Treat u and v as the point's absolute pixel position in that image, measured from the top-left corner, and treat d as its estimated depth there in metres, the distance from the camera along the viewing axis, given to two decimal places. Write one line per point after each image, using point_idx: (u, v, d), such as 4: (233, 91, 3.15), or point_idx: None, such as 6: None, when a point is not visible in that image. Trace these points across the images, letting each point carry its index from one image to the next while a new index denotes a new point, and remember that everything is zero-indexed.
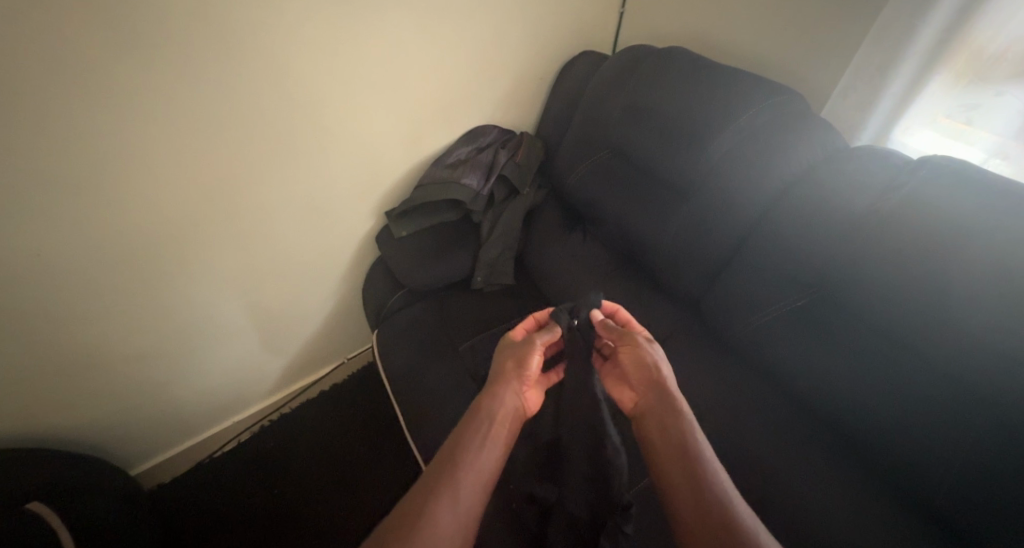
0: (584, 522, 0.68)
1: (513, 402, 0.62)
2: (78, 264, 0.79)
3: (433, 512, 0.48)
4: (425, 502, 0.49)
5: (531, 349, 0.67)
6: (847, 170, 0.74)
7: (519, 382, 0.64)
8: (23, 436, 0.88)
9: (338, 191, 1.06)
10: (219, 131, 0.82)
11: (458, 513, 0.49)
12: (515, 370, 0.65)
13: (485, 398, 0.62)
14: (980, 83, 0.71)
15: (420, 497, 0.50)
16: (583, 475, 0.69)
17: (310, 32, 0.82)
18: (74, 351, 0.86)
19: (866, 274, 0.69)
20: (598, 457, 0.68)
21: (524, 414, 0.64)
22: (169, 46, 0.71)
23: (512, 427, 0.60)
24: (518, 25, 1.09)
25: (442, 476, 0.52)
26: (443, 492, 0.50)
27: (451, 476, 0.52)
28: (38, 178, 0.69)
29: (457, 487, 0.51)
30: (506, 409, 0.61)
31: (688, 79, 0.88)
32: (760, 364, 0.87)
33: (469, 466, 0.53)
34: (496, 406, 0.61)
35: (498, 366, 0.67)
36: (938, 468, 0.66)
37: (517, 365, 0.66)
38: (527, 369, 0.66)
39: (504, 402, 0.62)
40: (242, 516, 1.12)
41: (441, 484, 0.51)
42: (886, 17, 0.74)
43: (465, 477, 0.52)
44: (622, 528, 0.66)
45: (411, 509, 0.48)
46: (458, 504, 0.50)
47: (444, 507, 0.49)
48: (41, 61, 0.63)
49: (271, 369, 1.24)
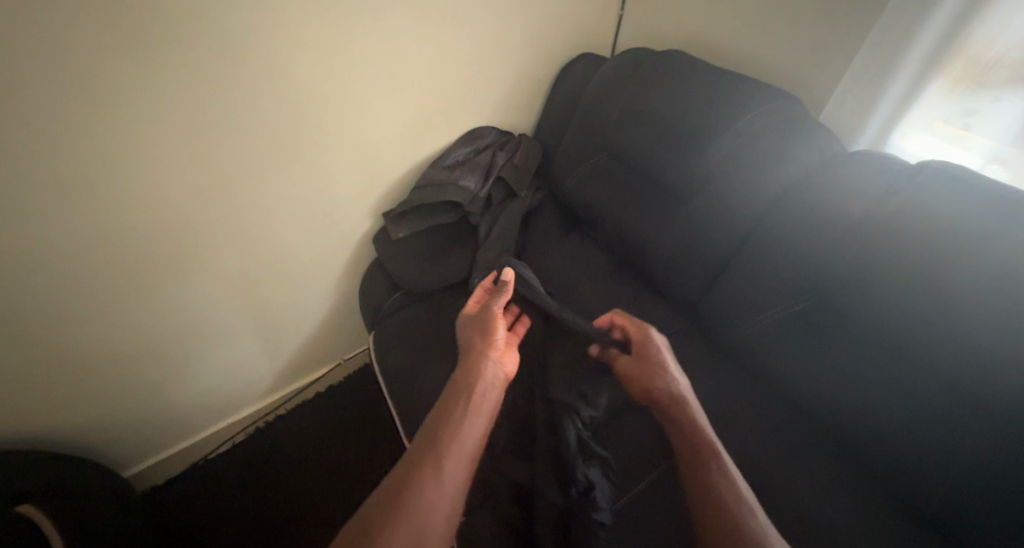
0: (556, 507, 0.67)
1: (490, 372, 0.65)
2: (71, 264, 0.78)
3: (420, 482, 0.48)
4: (410, 473, 0.50)
5: (492, 321, 0.74)
6: (844, 175, 0.75)
7: (491, 354, 0.68)
8: (12, 438, 0.86)
9: (337, 192, 1.06)
10: (216, 133, 0.82)
11: (446, 479, 0.50)
12: (485, 343, 0.70)
13: (460, 373, 0.65)
14: (977, 88, 0.71)
15: (406, 469, 0.50)
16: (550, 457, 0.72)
17: (308, 29, 0.82)
18: (69, 351, 0.85)
19: (865, 279, 0.69)
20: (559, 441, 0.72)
21: (503, 386, 0.66)
22: (164, 45, 0.70)
23: (494, 397, 0.63)
24: (518, 26, 1.09)
25: (426, 447, 0.52)
26: (428, 461, 0.51)
27: (437, 446, 0.52)
28: (26, 176, 0.68)
29: (443, 456, 0.52)
30: (483, 378, 0.64)
31: (685, 83, 0.88)
32: (757, 367, 0.87)
33: (453, 434, 0.54)
34: (473, 377, 0.63)
35: (467, 343, 0.72)
36: (936, 471, 0.66)
37: (487, 340, 0.70)
38: (495, 340, 0.70)
39: (480, 373, 0.64)
40: (236, 519, 1.11)
41: (425, 455, 0.51)
42: (885, 22, 0.75)
43: (448, 443, 0.53)
44: (594, 517, 0.64)
45: (397, 483, 0.49)
46: (445, 471, 0.50)
47: (432, 475, 0.50)
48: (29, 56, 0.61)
49: (268, 371, 1.23)
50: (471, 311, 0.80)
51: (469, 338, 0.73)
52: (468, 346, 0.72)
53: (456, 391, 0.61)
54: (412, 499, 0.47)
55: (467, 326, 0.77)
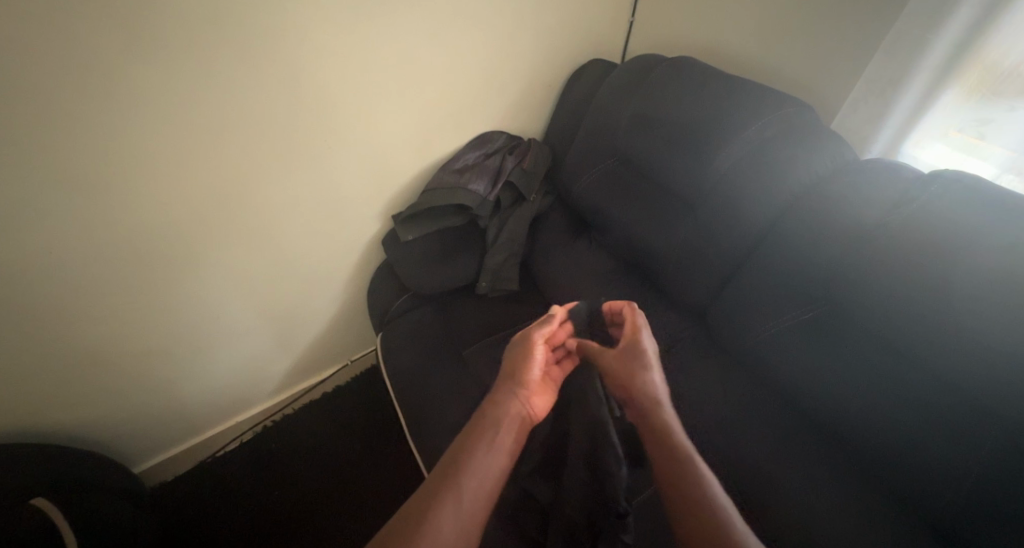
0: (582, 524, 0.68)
1: (518, 406, 0.62)
2: (85, 261, 0.80)
3: (436, 513, 0.48)
4: (426, 501, 0.50)
5: (533, 354, 0.68)
6: (857, 182, 0.74)
7: (521, 391, 0.64)
8: (26, 430, 0.88)
9: (348, 194, 1.07)
10: (228, 134, 0.83)
11: (462, 515, 0.49)
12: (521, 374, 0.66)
13: (486, 406, 0.61)
14: (992, 98, 0.70)
15: (423, 497, 0.50)
16: (581, 478, 0.69)
17: (322, 34, 0.83)
18: (83, 346, 0.87)
19: (876, 287, 0.69)
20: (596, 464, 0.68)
21: (530, 420, 0.64)
22: (178, 48, 0.72)
23: (518, 433, 0.60)
24: (529, 32, 1.10)
25: (444, 475, 0.52)
26: (445, 491, 0.51)
27: (455, 477, 0.52)
28: (40, 173, 0.69)
29: (461, 488, 0.51)
30: (508, 413, 0.61)
31: (696, 89, 0.88)
32: (766, 375, 0.87)
33: (474, 467, 0.53)
34: (501, 412, 0.61)
35: (500, 372, 0.68)
36: (948, 483, 0.65)
37: (518, 374, 0.65)
38: (530, 372, 0.66)
39: (508, 409, 0.61)
40: (242, 517, 1.12)
41: (443, 485, 0.51)
42: (898, 31, 0.74)
43: (468, 478, 0.52)
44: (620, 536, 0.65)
45: (413, 510, 0.49)
46: (462, 507, 0.50)
47: (448, 508, 0.49)
48: (46, 55, 0.63)
49: (276, 370, 1.24)
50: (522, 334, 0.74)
51: (502, 365, 0.69)
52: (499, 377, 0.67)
53: (481, 423, 0.59)
54: (427, 531, 0.47)
55: (507, 352, 0.71)
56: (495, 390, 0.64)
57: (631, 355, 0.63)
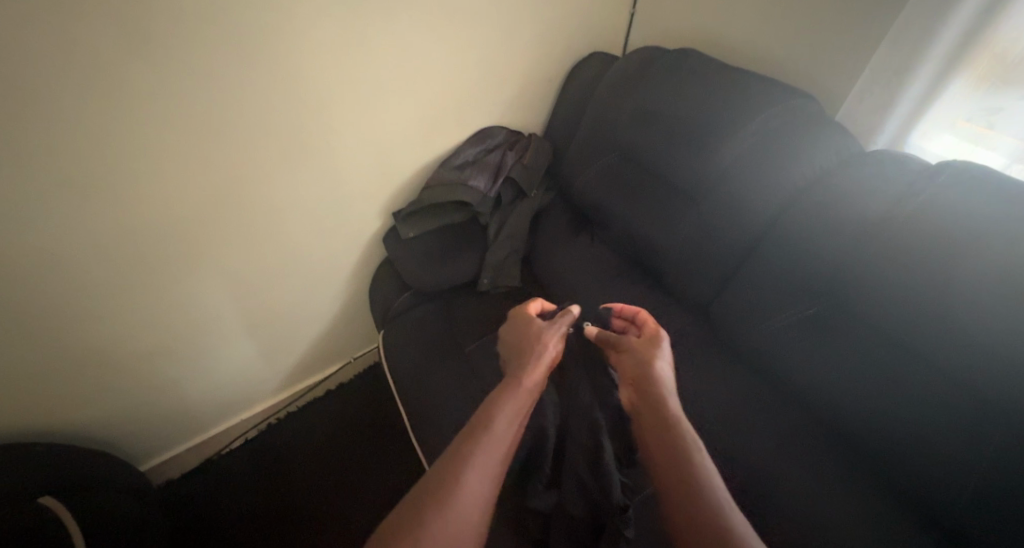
0: (582, 521, 0.70)
1: (533, 381, 0.59)
2: (87, 263, 0.80)
3: (468, 483, 0.46)
4: (459, 467, 0.47)
5: (546, 334, 0.66)
6: (861, 175, 0.72)
7: (549, 363, 0.63)
8: (34, 430, 0.89)
9: (348, 192, 1.07)
10: (229, 134, 0.83)
11: (490, 485, 0.47)
12: (534, 352, 0.63)
13: (517, 373, 0.59)
14: (1002, 86, 0.68)
15: (453, 463, 0.47)
16: (577, 473, 0.72)
17: (318, 33, 0.83)
18: (87, 347, 0.88)
19: (882, 282, 0.67)
20: (596, 459, 0.71)
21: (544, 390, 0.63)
22: (175, 49, 0.72)
23: (529, 406, 0.57)
24: (528, 26, 1.08)
25: (476, 442, 0.49)
26: (478, 456, 0.48)
27: (487, 445, 0.49)
28: (40, 175, 0.70)
29: (491, 456, 0.49)
30: (537, 384, 0.59)
31: (699, 82, 0.87)
32: (769, 370, 0.86)
33: (502, 434, 0.51)
34: (528, 381, 0.58)
35: (523, 342, 0.66)
36: (955, 478, 0.64)
37: (549, 345, 0.64)
38: (549, 351, 0.64)
39: (538, 379, 0.60)
40: (248, 512, 1.14)
41: (473, 452, 0.48)
42: (904, 19, 0.72)
43: (498, 445, 0.50)
44: (621, 531, 0.67)
45: (444, 475, 0.46)
46: (491, 477, 0.48)
47: (479, 475, 0.47)
48: (43, 58, 0.63)
49: (280, 368, 1.25)
50: (528, 316, 0.72)
51: (524, 336, 0.68)
52: (520, 346, 0.66)
53: (511, 393, 0.56)
54: (459, 501, 0.44)
55: (523, 322, 0.71)
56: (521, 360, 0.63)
57: (643, 359, 0.62)
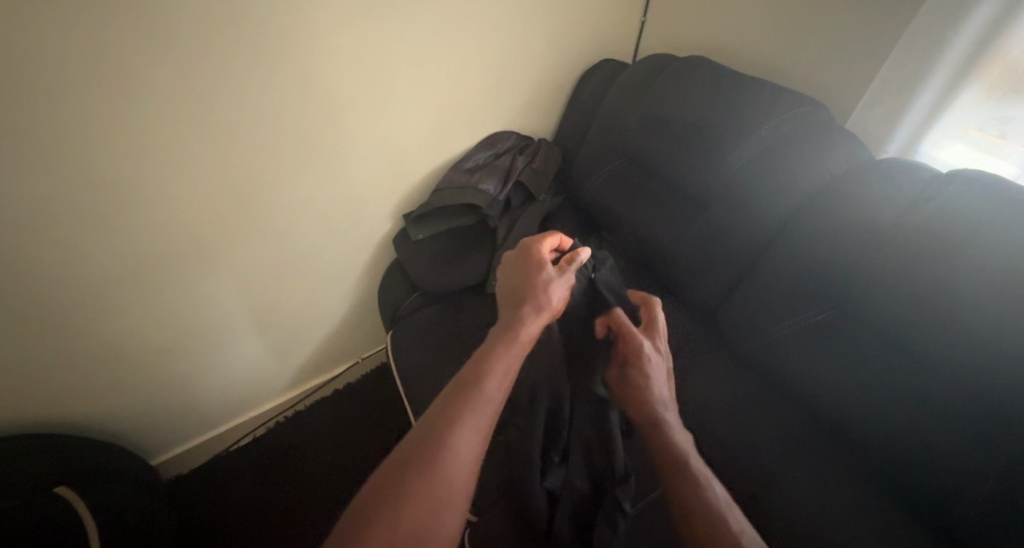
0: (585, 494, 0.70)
1: (531, 334, 0.57)
2: (104, 258, 0.82)
3: (456, 443, 0.45)
4: (448, 426, 0.46)
5: (547, 284, 0.63)
6: (873, 181, 0.72)
7: (548, 316, 0.60)
8: (51, 420, 0.92)
9: (361, 193, 1.09)
10: (243, 133, 0.85)
11: (480, 441, 0.47)
12: (533, 303, 0.60)
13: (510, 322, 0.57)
14: (1013, 96, 0.68)
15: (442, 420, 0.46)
16: (585, 445, 0.73)
17: (334, 36, 0.85)
18: (104, 339, 0.90)
19: (888, 291, 0.68)
20: (606, 428, 0.71)
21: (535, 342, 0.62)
22: (193, 51, 0.74)
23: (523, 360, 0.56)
24: (539, 33, 1.10)
25: (467, 403, 0.48)
26: (466, 415, 0.47)
27: (478, 401, 0.48)
28: (54, 168, 0.71)
29: (481, 413, 0.48)
30: (532, 336, 0.58)
31: (709, 88, 0.87)
32: (776, 377, 0.85)
33: (492, 393, 0.50)
34: (522, 336, 0.56)
35: (523, 289, 0.63)
36: (962, 486, 0.63)
37: (550, 297, 0.62)
38: (551, 302, 0.62)
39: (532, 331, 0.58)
40: (249, 509, 1.14)
41: (463, 409, 0.47)
42: (915, 28, 0.73)
43: (489, 401, 0.49)
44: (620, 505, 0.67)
45: (432, 433, 0.45)
46: (481, 433, 0.47)
47: (469, 435, 0.46)
48: (68, 59, 0.65)
49: (289, 366, 1.27)
50: (531, 258, 0.69)
51: (525, 280, 0.65)
52: (519, 290, 0.63)
53: (505, 345, 0.55)
54: (446, 462, 0.44)
55: (525, 265, 0.68)
56: (518, 307, 0.60)
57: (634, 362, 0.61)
